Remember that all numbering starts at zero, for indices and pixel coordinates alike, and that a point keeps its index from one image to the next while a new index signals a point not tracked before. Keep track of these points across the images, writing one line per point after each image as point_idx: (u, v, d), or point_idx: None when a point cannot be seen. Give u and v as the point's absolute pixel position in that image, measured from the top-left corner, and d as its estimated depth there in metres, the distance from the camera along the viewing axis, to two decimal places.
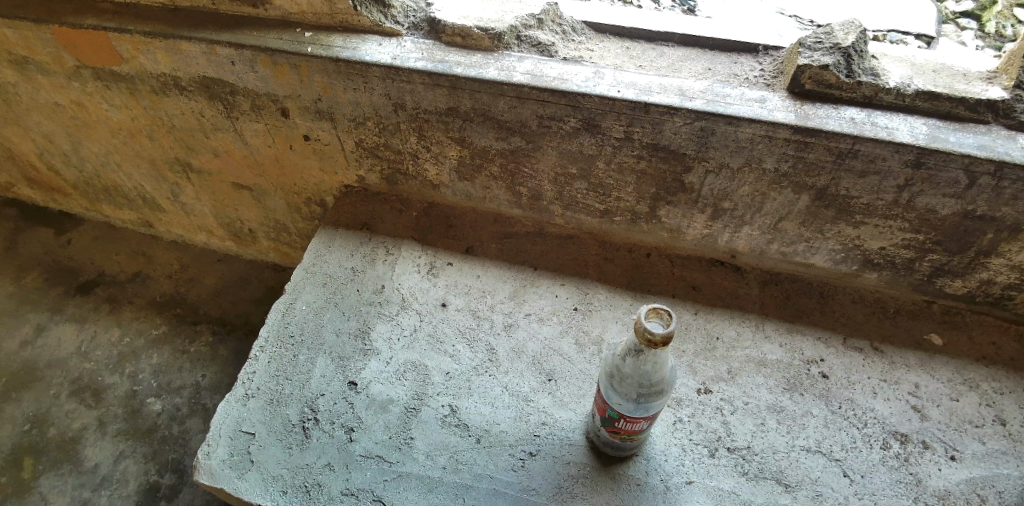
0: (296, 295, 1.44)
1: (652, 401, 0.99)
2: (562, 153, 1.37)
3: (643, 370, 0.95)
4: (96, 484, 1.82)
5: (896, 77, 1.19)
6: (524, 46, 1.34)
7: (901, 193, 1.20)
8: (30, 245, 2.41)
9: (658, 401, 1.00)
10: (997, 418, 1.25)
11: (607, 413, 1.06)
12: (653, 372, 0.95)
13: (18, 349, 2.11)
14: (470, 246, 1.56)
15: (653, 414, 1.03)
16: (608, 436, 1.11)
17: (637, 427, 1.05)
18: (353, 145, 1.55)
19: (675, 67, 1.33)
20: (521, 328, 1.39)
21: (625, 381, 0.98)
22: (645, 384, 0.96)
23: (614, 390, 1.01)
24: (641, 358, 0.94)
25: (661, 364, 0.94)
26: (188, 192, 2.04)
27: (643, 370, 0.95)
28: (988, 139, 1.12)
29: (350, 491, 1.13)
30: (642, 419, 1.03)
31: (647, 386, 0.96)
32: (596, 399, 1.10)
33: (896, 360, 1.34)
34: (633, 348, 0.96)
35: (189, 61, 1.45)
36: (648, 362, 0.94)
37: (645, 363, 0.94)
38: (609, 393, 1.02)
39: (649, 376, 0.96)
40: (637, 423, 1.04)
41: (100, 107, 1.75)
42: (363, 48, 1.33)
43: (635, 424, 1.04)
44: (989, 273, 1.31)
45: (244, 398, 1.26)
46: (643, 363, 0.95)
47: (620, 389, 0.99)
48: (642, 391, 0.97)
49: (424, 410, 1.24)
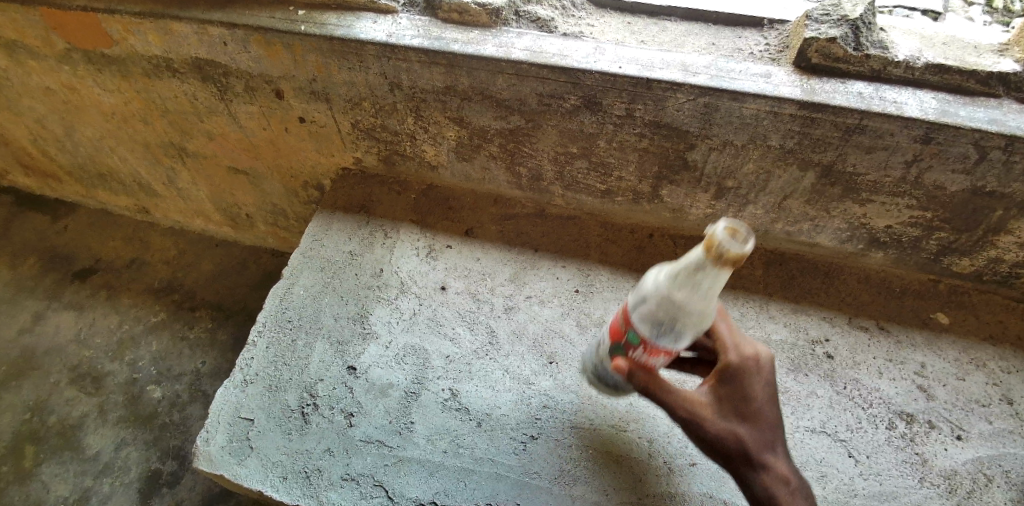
0: (294, 280, 1.42)
1: (684, 333, 0.86)
2: (562, 131, 1.34)
3: (693, 294, 0.81)
4: (97, 471, 1.82)
5: (905, 50, 1.17)
6: (522, 22, 1.31)
7: (909, 169, 1.18)
8: (25, 232, 2.39)
9: (687, 335, 0.86)
10: (1003, 398, 1.23)
11: (627, 334, 0.91)
12: (698, 300, 0.81)
13: (16, 337, 2.10)
14: (469, 229, 1.54)
15: (678, 351, 0.89)
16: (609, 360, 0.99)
17: (652, 361, 0.91)
18: (349, 127, 1.53)
19: (678, 42, 1.30)
20: (522, 311, 1.37)
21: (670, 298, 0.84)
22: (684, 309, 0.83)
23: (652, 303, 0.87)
24: (692, 281, 0.79)
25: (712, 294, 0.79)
26: (184, 176, 2.02)
27: (691, 294, 0.81)
28: (999, 113, 1.09)
29: (350, 476, 1.12)
30: (662, 352, 0.88)
31: (685, 313, 0.83)
32: (619, 310, 0.95)
33: (902, 339, 1.32)
34: (691, 265, 0.79)
35: (180, 42, 1.42)
36: (697, 287, 0.79)
37: (696, 285, 0.79)
38: (643, 302, 0.88)
39: (692, 303, 0.82)
40: (655, 357, 0.90)
41: (91, 91, 1.72)
42: (357, 26, 1.30)
43: (653, 357, 0.90)
44: (998, 252, 1.29)
45: (243, 384, 1.25)
46: (692, 286, 0.80)
47: (657, 304, 0.85)
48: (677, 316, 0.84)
49: (423, 394, 1.23)
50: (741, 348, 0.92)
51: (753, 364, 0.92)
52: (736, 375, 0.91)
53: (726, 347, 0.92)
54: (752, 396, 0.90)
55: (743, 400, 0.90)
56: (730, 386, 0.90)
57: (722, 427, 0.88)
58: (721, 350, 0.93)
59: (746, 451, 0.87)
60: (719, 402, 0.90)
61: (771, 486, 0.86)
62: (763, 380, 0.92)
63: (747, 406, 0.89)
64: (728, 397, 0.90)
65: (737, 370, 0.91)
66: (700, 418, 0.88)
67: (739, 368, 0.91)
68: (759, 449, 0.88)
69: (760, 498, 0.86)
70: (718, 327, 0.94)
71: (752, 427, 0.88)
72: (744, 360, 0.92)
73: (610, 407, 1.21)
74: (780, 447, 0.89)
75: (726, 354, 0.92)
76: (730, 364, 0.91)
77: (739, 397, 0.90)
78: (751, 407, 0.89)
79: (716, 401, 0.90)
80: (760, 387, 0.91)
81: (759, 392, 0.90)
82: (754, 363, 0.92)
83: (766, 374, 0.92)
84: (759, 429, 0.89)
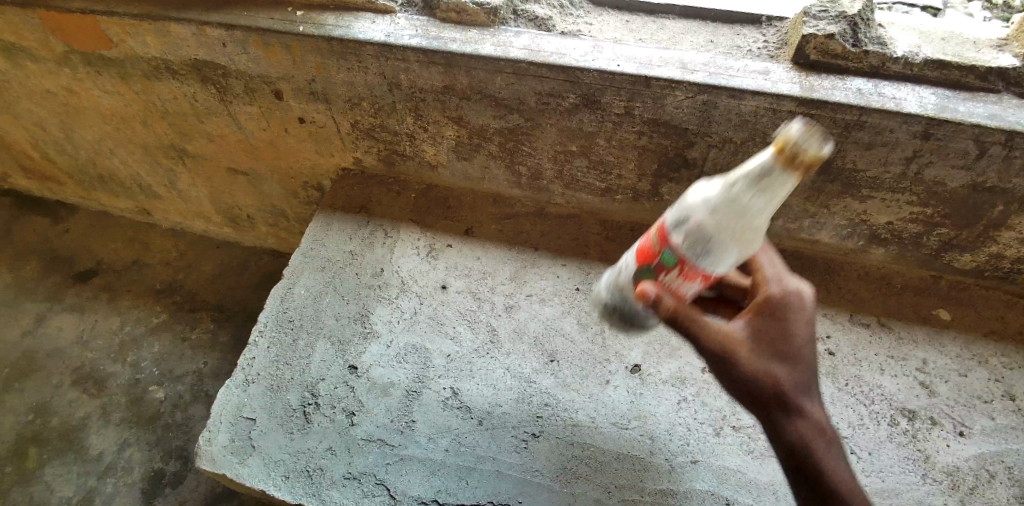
0: (295, 280, 1.42)
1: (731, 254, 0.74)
2: (561, 130, 1.34)
3: (754, 207, 0.69)
4: (100, 472, 1.83)
5: (904, 46, 1.17)
6: (520, 21, 1.32)
7: (909, 165, 1.17)
8: (27, 235, 2.40)
9: (733, 257, 0.74)
10: (1006, 394, 1.23)
11: (661, 256, 0.77)
12: (744, 215, 0.70)
13: (19, 339, 2.10)
14: (469, 228, 1.54)
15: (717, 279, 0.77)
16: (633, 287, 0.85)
17: (683, 290, 0.78)
18: (349, 127, 1.53)
19: (676, 39, 1.30)
20: (523, 310, 1.37)
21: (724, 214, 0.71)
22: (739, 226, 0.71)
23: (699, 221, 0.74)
24: (748, 189, 0.68)
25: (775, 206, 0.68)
26: (185, 178, 2.02)
27: (752, 206, 0.69)
28: (998, 108, 1.09)
29: (352, 475, 1.12)
30: (699, 276, 0.75)
31: (725, 231, 0.71)
32: (654, 228, 0.81)
33: (904, 336, 1.32)
34: (758, 171, 0.66)
35: (179, 44, 1.42)
36: (750, 198, 0.68)
37: (761, 195, 0.67)
38: (684, 220, 0.75)
39: (737, 219, 0.70)
40: (689, 282, 0.76)
41: (92, 94, 1.72)
42: (356, 26, 1.30)
43: (686, 282, 0.76)
44: (998, 247, 1.29)
45: (244, 384, 1.26)
46: (744, 198, 0.68)
47: (706, 221, 0.71)
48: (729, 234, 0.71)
49: (424, 393, 1.23)
50: (785, 281, 0.78)
51: (800, 298, 0.77)
52: (778, 307, 0.75)
53: (768, 278, 0.79)
54: (797, 335, 0.74)
55: (785, 337, 0.73)
56: (769, 319, 0.75)
57: (756, 363, 0.72)
58: (761, 282, 0.79)
59: (783, 393, 0.70)
60: (755, 336, 0.74)
61: (806, 435, 0.69)
62: (809, 320, 0.76)
63: (789, 343, 0.73)
64: (767, 330, 0.74)
65: (780, 302, 0.76)
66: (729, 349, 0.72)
67: (783, 301, 0.76)
68: (799, 395, 0.71)
69: (789, 450, 0.70)
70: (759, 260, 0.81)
71: (791, 368, 0.72)
72: (789, 293, 0.77)
73: (611, 405, 1.21)
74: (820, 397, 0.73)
75: (768, 286, 0.78)
76: (772, 295, 0.77)
77: (781, 333, 0.74)
78: (794, 346, 0.73)
79: (752, 335, 0.74)
80: (806, 326, 0.75)
81: (804, 330, 0.74)
82: (801, 299, 0.77)
83: (813, 315, 0.77)
84: (801, 373, 0.72)
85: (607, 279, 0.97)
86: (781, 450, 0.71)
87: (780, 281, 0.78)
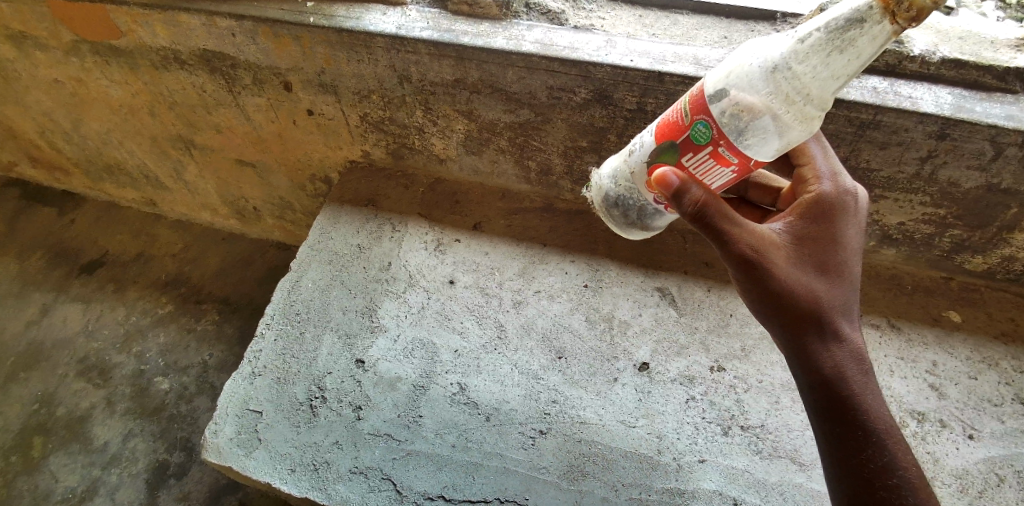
0: (302, 273, 1.42)
1: (780, 131, 0.70)
2: (572, 125, 1.33)
3: (824, 69, 0.64)
4: (105, 462, 1.83)
5: (922, 45, 1.15)
6: (532, 14, 1.30)
7: (923, 165, 1.16)
8: (32, 226, 2.39)
9: (780, 138, 0.71)
10: (1016, 397, 1.22)
11: (689, 130, 0.73)
12: (817, 84, 0.66)
13: (24, 329, 2.11)
14: (477, 223, 1.53)
15: (754, 166, 0.73)
16: (645, 172, 0.82)
17: (710, 175, 0.75)
18: (358, 119, 1.52)
19: (690, 35, 1.28)
20: (531, 306, 1.36)
21: (785, 77, 0.67)
22: (797, 94, 0.67)
23: (753, 87, 0.70)
24: (831, 50, 0.63)
25: (849, 73, 0.63)
26: (191, 169, 2.02)
27: (821, 68, 0.65)
28: (1016, 109, 1.07)
29: (358, 469, 1.12)
30: (733, 161, 0.72)
31: (789, 100, 0.68)
32: (685, 97, 0.76)
33: (914, 337, 1.31)
34: (842, 21, 0.62)
35: (188, 34, 1.41)
36: (830, 62, 0.63)
37: (839, 52, 0.63)
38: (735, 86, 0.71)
39: (807, 85, 0.66)
40: (721, 166, 0.73)
41: (99, 83, 1.71)
42: (367, 18, 1.29)
43: (716, 166, 0.74)
44: (1011, 249, 1.28)
45: (251, 376, 1.25)
46: (823, 61, 0.64)
47: (770, 87, 0.69)
48: (785, 101, 0.68)
49: (432, 388, 1.23)
50: (837, 182, 0.84)
51: (847, 197, 0.84)
52: (829, 210, 0.82)
53: (821, 176, 0.85)
54: (841, 242, 0.82)
55: (830, 244, 0.81)
56: (815, 227, 0.81)
57: (800, 270, 0.80)
58: (813, 180, 0.85)
59: (820, 308, 0.80)
60: (802, 241, 0.81)
61: (839, 353, 0.81)
62: (854, 225, 0.84)
63: (834, 256, 0.81)
64: (814, 233, 0.82)
65: (831, 203, 0.82)
66: (775, 264, 0.78)
67: (833, 202, 0.83)
68: (835, 303, 0.81)
69: (821, 366, 0.80)
70: (811, 157, 0.87)
71: (831, 283, 0.81)
72: (840, 196, 0.83)
73: (619, 403, 1.20)
74: (854, 312, 0.82)
75: (818, 187, 0.84)
76: (824, 196, 0.83)
77: (827, 240, 0.81)
78: (836, 258, 0.81)
79: (800, 240, 0.81)
80: (850, 231, 0.83)
81: (848, 235, 0.82)
82: (849, 201, 0.84)
83: (857, 218, 0.84)
84: (839, 280, 0.81)
85: (615, 164, 0.92)
86: (812, 365, 0.81)
87: (833, 181, 0.84)
